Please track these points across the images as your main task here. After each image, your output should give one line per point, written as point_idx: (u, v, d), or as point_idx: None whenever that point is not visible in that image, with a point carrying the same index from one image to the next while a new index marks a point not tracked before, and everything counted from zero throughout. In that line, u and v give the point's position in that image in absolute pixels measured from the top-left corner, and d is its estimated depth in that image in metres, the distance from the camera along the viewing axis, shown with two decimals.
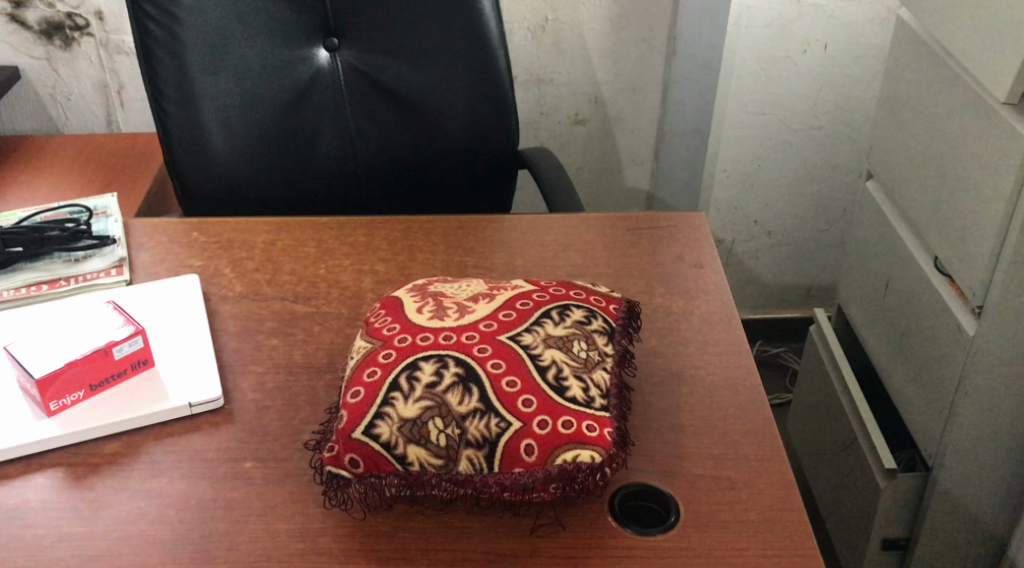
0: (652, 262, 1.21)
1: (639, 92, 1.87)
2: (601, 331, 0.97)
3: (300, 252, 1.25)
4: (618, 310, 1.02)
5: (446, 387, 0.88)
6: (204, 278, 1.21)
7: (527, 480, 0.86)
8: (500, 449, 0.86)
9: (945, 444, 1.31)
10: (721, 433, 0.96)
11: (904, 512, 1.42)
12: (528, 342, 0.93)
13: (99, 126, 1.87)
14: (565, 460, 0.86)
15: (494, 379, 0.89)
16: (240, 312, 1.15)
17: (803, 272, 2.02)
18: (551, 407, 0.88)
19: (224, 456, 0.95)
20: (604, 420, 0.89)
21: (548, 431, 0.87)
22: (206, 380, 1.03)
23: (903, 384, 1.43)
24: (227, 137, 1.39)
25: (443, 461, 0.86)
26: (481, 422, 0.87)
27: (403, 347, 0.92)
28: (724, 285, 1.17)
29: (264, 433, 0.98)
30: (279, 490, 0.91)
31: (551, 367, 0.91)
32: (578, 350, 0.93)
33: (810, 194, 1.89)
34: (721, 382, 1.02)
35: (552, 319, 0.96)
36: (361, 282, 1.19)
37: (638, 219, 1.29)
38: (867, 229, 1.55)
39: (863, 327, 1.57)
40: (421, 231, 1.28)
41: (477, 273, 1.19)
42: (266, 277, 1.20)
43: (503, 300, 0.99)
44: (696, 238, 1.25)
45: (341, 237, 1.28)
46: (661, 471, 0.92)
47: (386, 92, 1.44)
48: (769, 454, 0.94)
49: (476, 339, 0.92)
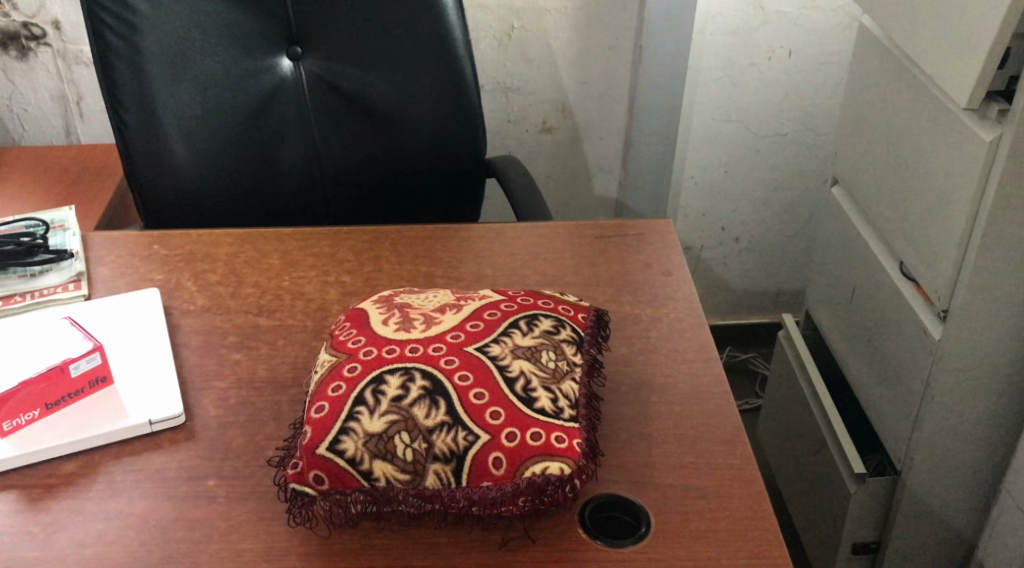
0: (619, 270, 1.20)
1: (606, 99, 1.87)
2: (569, 340, 0.94)
3: (264, 264, 1.23)
4: (586, 318, 1.00)
5: (412, 400, 0.85)
6: (166, 292, 1.18)
7: (496, 493, 0.83)
8: (468, 463, 0.83)
9: (912, 448, 1.31)
10: (689, 441, 0.96)
11: (873, 516, 1.42)
12: (496, 353, 0.91)
13: (58, 138, 1.84)
14: (534, 472, 0.83)
15: (461, 392, 0.86)
16: (202, 326, 1.13)
17: (770, 278, 2.02)
18: (519, 419, 0.85)
19: (186, 475, 0.94)
20: (574, 430, 0.86)
21: (516, 443, 0.84)
22: (166, 397, 1.01)
23: (870, 388, 1.44)
24: (189, 148, 1.37)
25: (410, 477, 0.83)
26: (449, 435, 0.84)
27: (368, 360, 0.90)
28: (693, 292, 1.16)
29: (227, 450, 0.96)
30: (242, 508, 0.90)
31: (519, 379, 0.88)
32: (546, 360, 0.91)
33: (776, 200, 1.89)
34: (691, 390, 1.02)
35: (520, 329, 0.94)
36: (326, 294, 1.17)
37: (606, 227, 1.29)
38: (832, 234, 1.55)
39: (831, 333, 1.57)
40: (387, 240, 1.26)
41: (445, 283, 1.18)
42: (229, 290, 1.18)
43: (470, 311, 0.97)
44: (663, 245, 1.25)
45: (305, 248, 1.25)
46: (631, 481, 0.92)
47: (351, 101, 1.43)
48: (740, 462, 0.94)
49: (443, 351, 0.90)
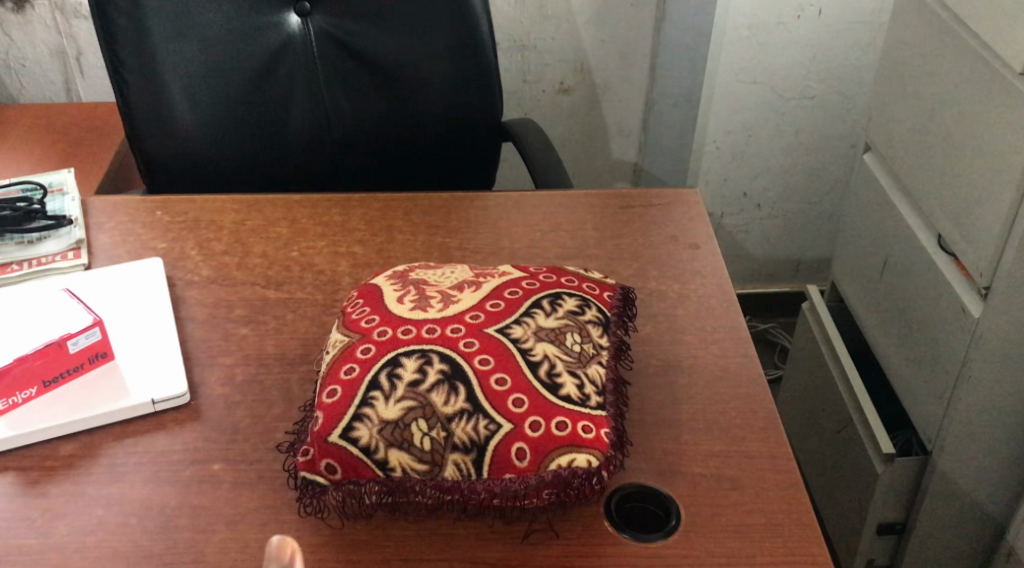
0: (644, 243, 1.15)
1: (627, 60, 1.80)
2: (595, 322, 0.89)
3: (272, 233, 1.17)
4: (613, 298, 0.94)
5: (430, 386, 0.80)
6: (169, 261, 1.13)
7: (519, 486, 0.78)
8: (489, 454, 0.78)
9: (945, 429, 1.27)
10: (720, 427, 0.91)
11: (900, 497, 1.38)
12: (518, 335, 0.85)
13: (57, 95, 1.78)
14: (560, 465, 0.78)
15: (482, 377, 0.81)
16: (206, 298, 1.07)
17: (792, 246, 1.96)
18: (544, 407, 0.80)
19: (190, 458, 0.89)
20: (601, 419, 0.81)
21: (541, 434, 0.79)
22: (170, 375, 0.96)
23: (900, 365, 1.39)
24: (194, 109, 1.31)
25: (428, 467, 0.79)
26: (469, 424, 0.79)
27: (383, 342, 0.85)
28: (722, 267, 1.11)
29: (234, 432, 0.92)
30: (250, 495, 0.86)
31: (543, 363, 0.83)
32: (571, 343, 0.86)
33: (801, 166, 1.82)
34: (721, 372, 0.97)
35: (543, 309, 0.88)
36: (336, 265, 1.12)
37: (629, 196, 1.23)
38: (862, 203, 1.49)
39: (859, 306, 1.51)
40: (400, 209, 1.21)
41: (461, 255, 1.12)
42: (235, 260, 1.13)
43: (491, 288, 0.92)
44: (690, 216, 1.19)
45: (314, 215, 1.20)
46: (659, 470, 0.87)
47: (361, 60, 1.36)
48: (774, 451, 0.89)
49: (461, 333, 0.85)
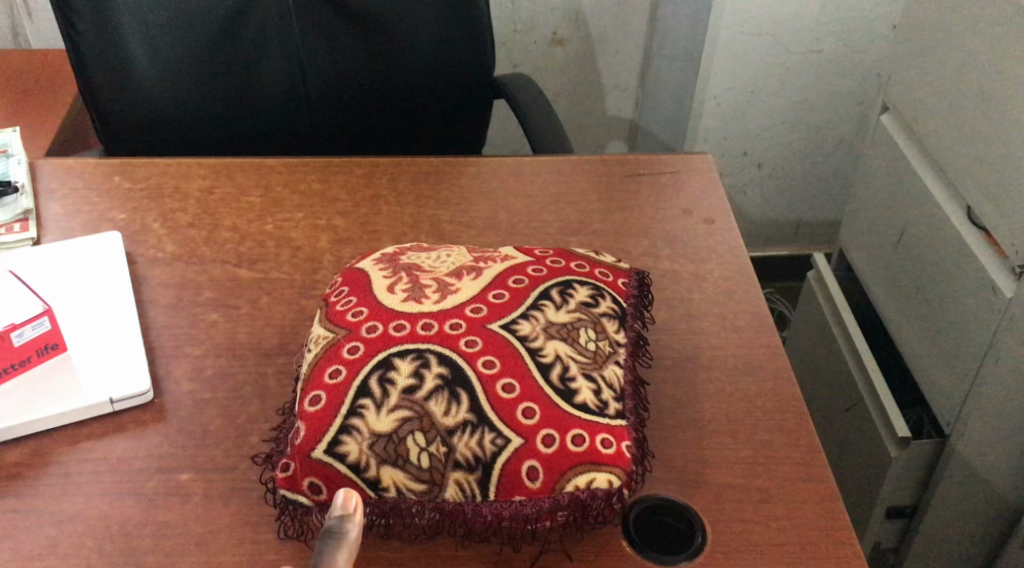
0: (655, 217, 1.04)
1: (625, 9, 1.68)
2: (611, 315, 0.79)
3: (243, 202, 1.06)
4: (628, 285, 0.84)
5: (427, 393, 0.71)
6: (129, 235, 1.01)
7: (530, 510, 0.69)
8: (496, 474, 0.69)
9: (966, 413, 1.19)
10: (747, 430, 0.83)
11: (913, 481, 1.31)
12: (526, 333, 0.75)
13: (4, 39, 1.63)
14: (577, 485, 0.69)
15: (487, 383, 0.71)
16: (171, 278, 0.96)
17: (792, 208, 1.87)
18: (557, 418, 0.70)
19: (155, 466, 0.80)
20: (621, 431, 0.71)
21: (555, 449, 0.69)
22: (130, 370, 0.85)
23: (916, 343, 1.31)
24: (153, 59, 1.18)
25: (426, 487, 0.69)
26: (472, 438, 0.69)
27: (373, 340, 0.74)
28: (740, 244, 1.01)
29: (204, 435, 0.82)
30: (223, 511, 0.76)
31: (555, 366, 0.73)
32: (586, 341, 0.76)
33: (806, 124, 1.72)
34: (745, 366, 0.88)
35: (553, 301, 0.78)
36: (316, 241, 1.01)
37: (636, 162, 1.12)
38: (878, 168, 1.39)
39: (870, 278, 1.43)
40: (385, 176, 1.10)
41: (454, 230, 1.02)
42: (203, 234, 1.01)
43: (492, 276, 0.81)
44: (703, 185, 1.09)
45: (290, 183, 1.08)
46: (681, 481, 0.79)
47: (341, 6, 1.21)
48: (806, 457, 0.81)
49: (461, 330, 0.75)
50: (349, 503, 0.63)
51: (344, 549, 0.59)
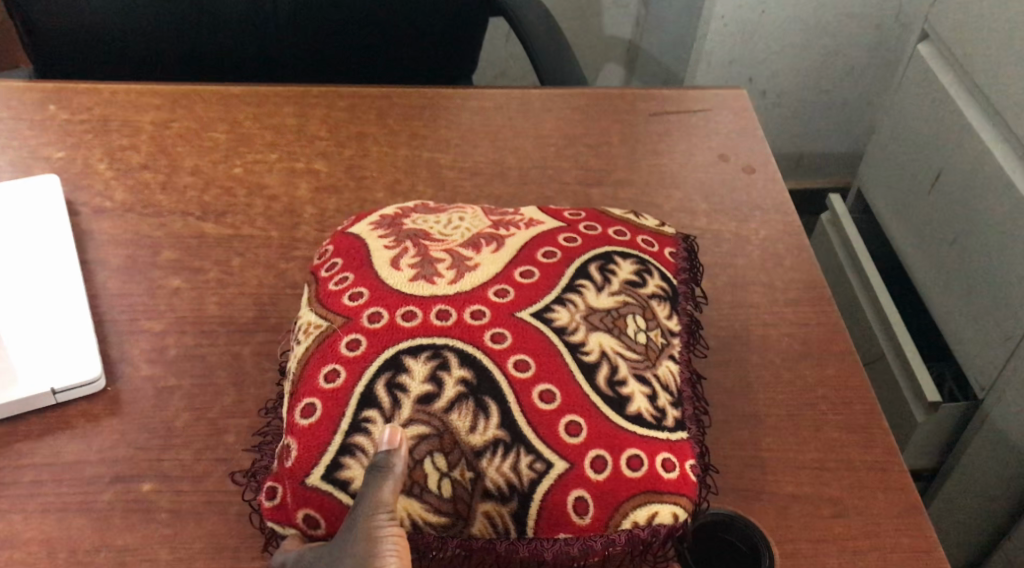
0: (688, 164, 0.91)
1: None
2: (661, 296, 0.68)
3: (206, 140, 0.89)
4: (676, 255, 0.72)
5: (447, 404, 0.60)
6: (69, 178, 0.85)
7: (577, 549, 0.60)
8: (537, 506, 0.59)
9: (1005, 381, 1.08)
10: (811, 429, 0.71)
11: (936, 446, 1.22)
12: (564, 323, 0.64)
13: None
14: (637, 522, 0.60)
15: (521, 392, 0.61)
16: (122, 234, 0.81)
17: (794, 139, 1.67)
18: (609, 436, 0.60)
19: (110, 474, 0.66)
20: (683, 447, 0.62)
21: (608, 476, 0.60)
22: (75, 353, 0.70)
23: (948, 300, 1.21)
24: None
25: (450, 520, 0.59)
26: (505, 461, 0.59)
27: (376, 334, 0.63)
28: (786, 199, 0.88)
29: (169, 434, 0.68)
30: (197, 530, 0.64)
31: (602, 367, 0.62)
32: (635, 332, 0.65)
33: (818, 48, 1.49)
34: (801, 348, 0.77)
35: (593, 281, 0.67)
36: (294, 189, 0.85)
37: (662, 98, 0.98)
38: (913, 103, 1.26)
39: (894, 225, 1.32)
40: (373, 109, 0.94)
41: (457, 178, 0.87)
42: (160, 178, 0.86)
43: (516, 248, 0.69)
44: (740, 127, 0.95)
45: (261, 117, 0.92)
46: (741, 491, 0.68)
47: None
48: (879, 462, 0.70)
49: (485, 320, 0.63)
50: (392, 434, 0.58)
51: (390, 484, 0.56)
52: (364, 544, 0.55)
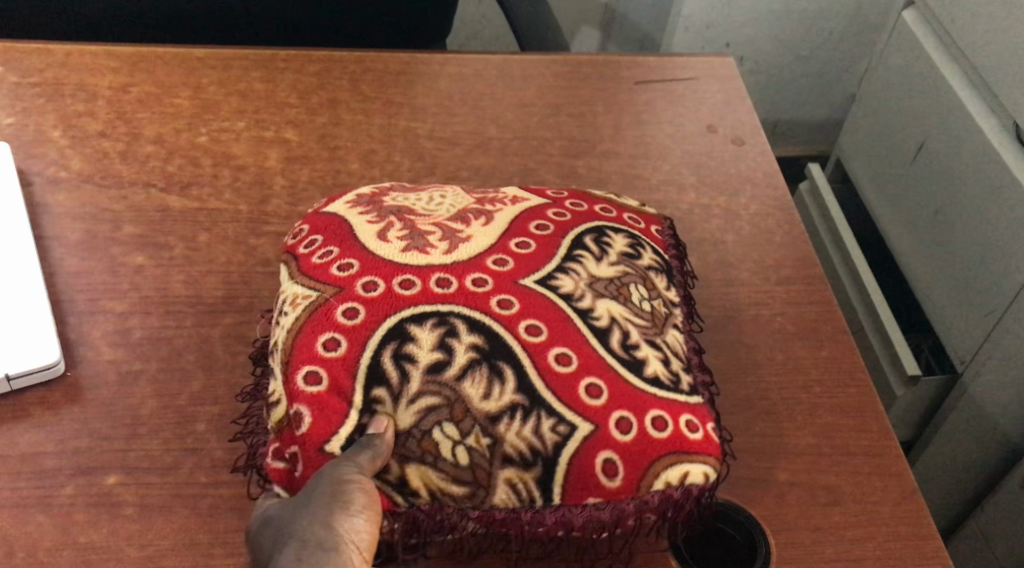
0: (675, 134, 0.87)
1: None
2: (657, 268, 0.66)
3: (169, 106, 0.84)
4: (662, 234, 0.70)
5: (458, 371, 0.57)
6: (22, 146, 0.79)
7: (610, 514, 0.58)
8: (563, 472, 0.57)
9: (985, 354, 1.07)
10: (805, 412, 0.69)
11: (914, 419, 1.21)
12: (569, 290, 0.62)
13: None
14: (670, 483, 0.58)
15: (537, 357, 0.59)
16: (79, 207, 0.76)
17: (771, 107, 1.64)
18: (631, 397, 0.59)
19: (72, 466, 0.62)
20: (702, 410, 0.61)
21: (635, 439, 0.58)
22: (31, 334, 0.66)
23: (928, 273, 1.19)
24: None
25: (469, 490, 0.57)
26: (525, 426, 0.57)
27: (374, 301, 0.60)
28: (776, 172, 0.85)
29: (134, 422, 0.64)
30: (167, 526, 0.60)
31: (614, 332, 0.61)
32: (640, 299, 0.63)
33: (797, 15, 1.46)
34: (794, 328, 0.74)
35: (591, 251, 0.65)
36: (264, 159, 0.81)
37: (647, 64, 0.94)
38: (895, 72, 1.23)
39: (875, 197, 1.30)
40: (346, 74, 0.89)
41: (436, 148, 0.83)
42: (119, 146, 0.81)
43: (507, 220, 0.67)
44: (728, 97, 0.92)
45: (227, 82, 0.87)
46: (735, 479, 0.66)
47: None
48: (876, 446, 0.68)
49: (489, 287, 0.61)
50: (378, 422, 0.57)
51: (366, 455, 0.56)
52: (330, 485, 0.55)
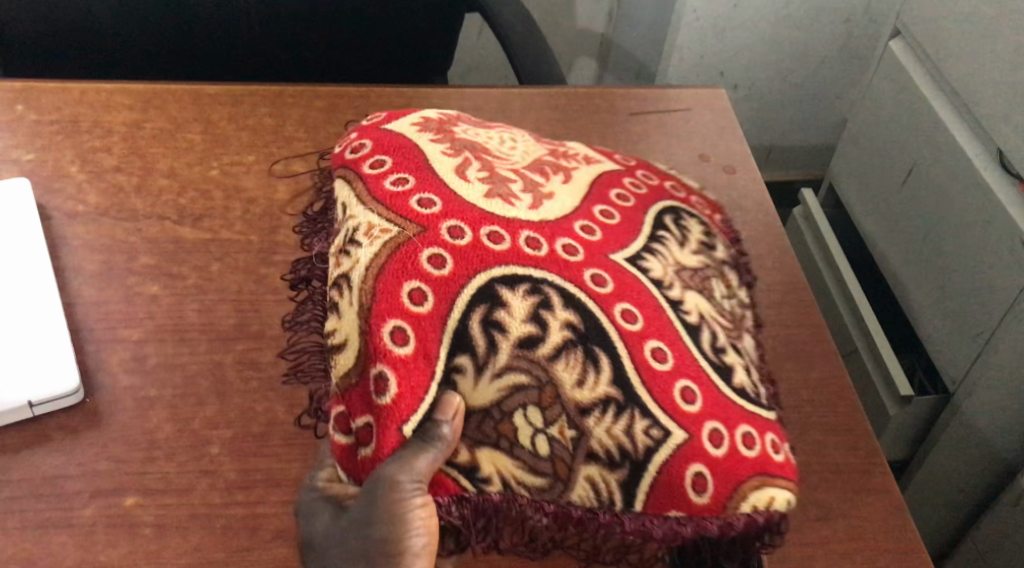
0: (668, 164, 0.91)
1: None
2: (730, 263, 0.75)
3: (180, 141, 0.88)
4: (723, 221, 0.80)
5: (552, 349, 0.63)
6: (39, 180, 0.83)
7: (689, 528, 0.63)
8: (651, 478, 0.63)
9: (975, 377, 1.10)
10: (795, 431, 0.72)
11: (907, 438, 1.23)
12: (658, 276, 0.69)
13: None
14: (755, 506, 0.64)
15: (632, 343, 0.65)
16: (95, 239, 0.79)
17: (765, 132, 1.68)
18: (722, 409, 0.65)
19: (91, 488, 0.65)
20: (776, 425, 0.67)
21: (727, 454, 0.64)
22: (52, 362, 0.69)
23: (920, 295, 1.22)
24: None
25: (549, 482, 0.63)
26: (621, 423, 0.63)
27: (466, 250, 0.66)
28: (766, 200, 0.88)
29: (151, 446, 0.67)
30: (184, 545, 0.63)
31: (704, 331, 0.68)
32: (720, 298, 0.72)
33: (789, 43, 1.50)
34: (784, 350, 0.77)
35: (671, 236, 0.73)
36: (273, 192, 0.84)
37: (642, 96, 0.97)
38: (885, 100, 1.26)
39: (867, 221, 1.33)
40: (350, 109, 0.92)
41: None
42: (133, 180, 0.84)
43: (585, 187, 0.75)
44: (720, 127, 0.95)
45: (236, 118, 0.90)
46: None
47: None
48: (863, 465, 0.71)
49: (579, 255, 0.68)
50: (449, 405, 0.62)
51: (428, 456, 0.61)
52: (395, 466, 0.60)
